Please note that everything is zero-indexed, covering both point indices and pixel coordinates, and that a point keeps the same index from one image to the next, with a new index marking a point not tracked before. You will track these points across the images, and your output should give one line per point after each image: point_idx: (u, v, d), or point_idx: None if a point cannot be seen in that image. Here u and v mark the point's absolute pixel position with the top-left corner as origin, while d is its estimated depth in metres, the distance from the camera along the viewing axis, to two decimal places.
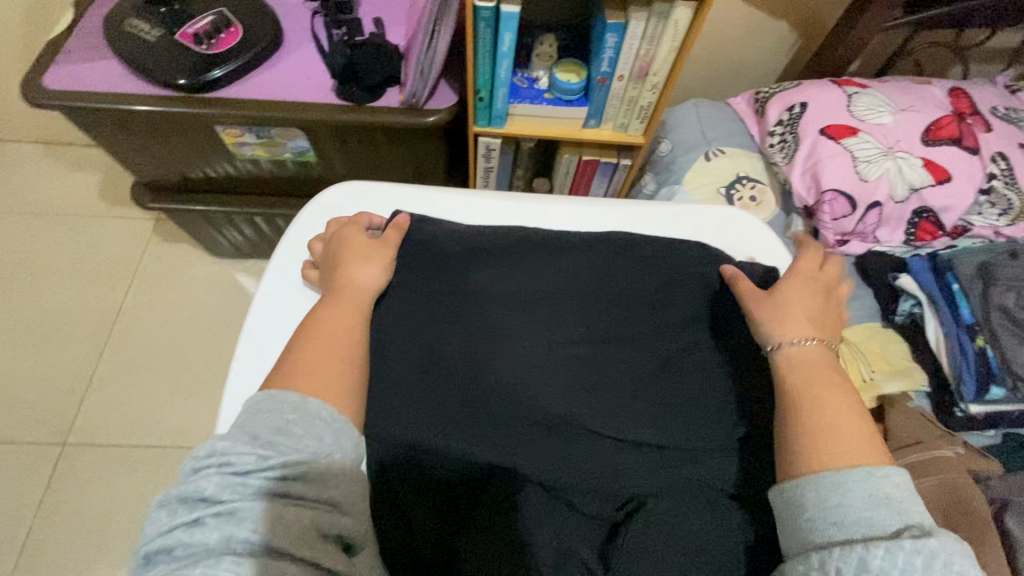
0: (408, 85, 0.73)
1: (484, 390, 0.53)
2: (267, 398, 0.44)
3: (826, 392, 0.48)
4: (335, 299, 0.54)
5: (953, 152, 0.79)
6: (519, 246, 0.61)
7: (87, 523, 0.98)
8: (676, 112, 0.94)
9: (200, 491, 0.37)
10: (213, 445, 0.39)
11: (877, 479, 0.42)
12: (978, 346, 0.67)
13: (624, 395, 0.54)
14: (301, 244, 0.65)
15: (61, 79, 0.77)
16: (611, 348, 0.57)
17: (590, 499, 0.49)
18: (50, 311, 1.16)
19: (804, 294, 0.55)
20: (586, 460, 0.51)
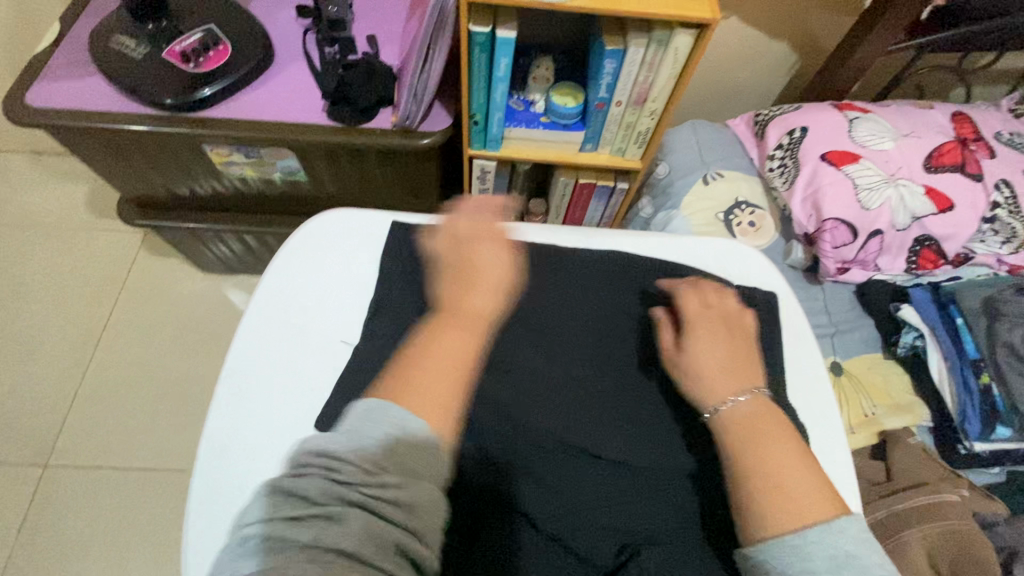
0: (400, 108, 0.71)
1: (483, 415, 0.50)
2: (377, 404, 0.37)
3: (782, 453, 0.42)
4: (449, 323, 0.43)
5: (956, 180, 0.78)
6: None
7: (67, 548, 0.95)
8: (675, 133, 0.93)
9: (304, 489, 0.32)
10: (319, 445, 0.34)
11: (834, 534, 0.38)
12: (982, 382, 0.66)
13: (624, 419, 0.51)
14: (300, 249, 0.58)
15: (43, 95, 0.75)
16: (610, 370, 0.53)
17: (595, 546, 0.45)
18: (34, 327, 1.13)
19: (729, 331, 0.49)
20: (586, 489, 0.47)
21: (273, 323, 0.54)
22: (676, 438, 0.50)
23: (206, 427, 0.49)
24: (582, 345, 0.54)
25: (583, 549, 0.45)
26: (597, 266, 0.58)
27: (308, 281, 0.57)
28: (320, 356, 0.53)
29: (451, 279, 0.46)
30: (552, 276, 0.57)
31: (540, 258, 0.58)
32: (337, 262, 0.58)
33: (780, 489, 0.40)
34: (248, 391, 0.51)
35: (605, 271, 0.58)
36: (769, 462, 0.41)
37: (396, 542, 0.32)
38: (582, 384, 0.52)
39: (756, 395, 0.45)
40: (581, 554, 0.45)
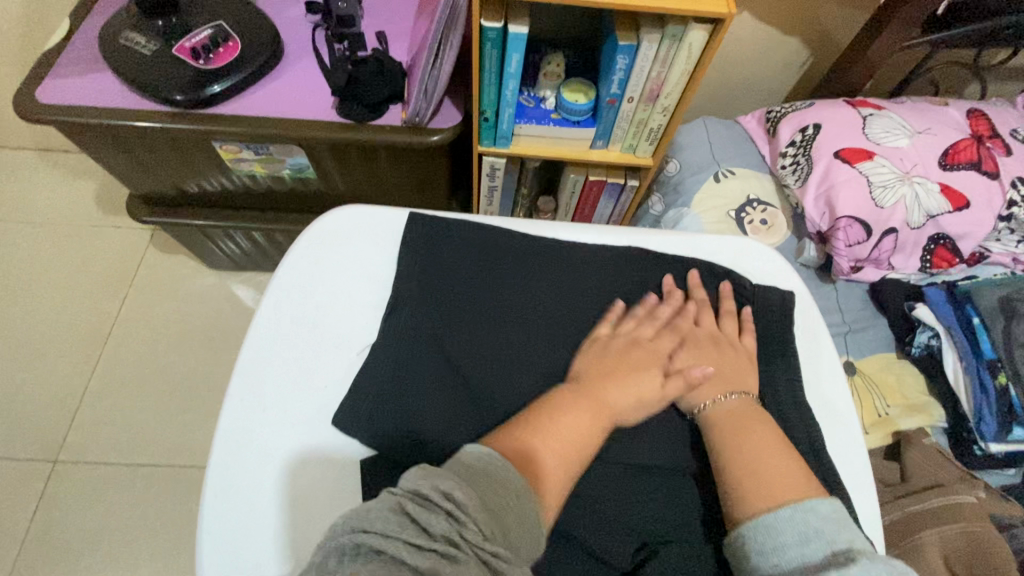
0: (410, 105, 0.71)
1: (494, 411, 0.49)
2: (501, 464, 0.39)
3: (754, 447, 0.45)
4: (588, 401, 0.46)
5: (972, 177, 0.77)
6: (514, 255, 0.56)
7: (77, 543, 0.96)
8: (686, 131, 0.92)
9: (427, 522, 0.33)
10: (455, 488, 0.35)
11: (802, 513, 0.40)
12: (1000, 383, 0.64)
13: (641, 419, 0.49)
14: (313, 246, 0.58)
15: (54, 92, 0.75)
16: None
17: (609, 546, 0.43)
18: (44, 323, 1.14)
19: (702, 339, 0.52)
20: (601, 492, 0.46)
21: (286, 321, 0.54)
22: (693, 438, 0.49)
23: (220, 424, 0.49)
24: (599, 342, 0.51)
25: (597, 548, 0.43)
26: (610, 261, 0.56)
27: (320, 279, 0.56)
28: (334, 354, 0.53)
29: (606, 361, 0.49)
30: (566, 271, 0.55)
31: (553, 255, 0.56)
32: (350, 260, 0.58)
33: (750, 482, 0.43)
34: (262, 388, 0.51)
35: (619, 266, 0.56)
36: (739, 459, 0.44)
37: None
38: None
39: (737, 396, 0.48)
40: (595, 551, 0.43)
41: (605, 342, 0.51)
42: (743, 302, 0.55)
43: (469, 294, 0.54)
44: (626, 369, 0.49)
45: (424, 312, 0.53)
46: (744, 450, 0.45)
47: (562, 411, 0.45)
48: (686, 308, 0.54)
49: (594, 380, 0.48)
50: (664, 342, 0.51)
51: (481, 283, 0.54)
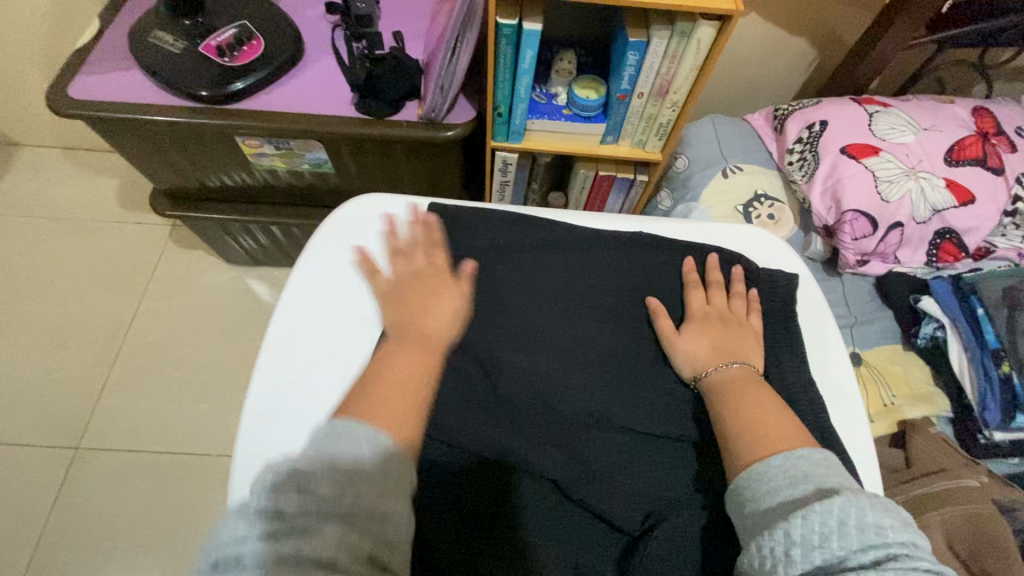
0: (426, 101, 0.73)
1: (512, 387, 0.49)
2: (343, 421, 0.39)
3: (757, 409, 0.45)
4: (406, 344, 0.47)
5: (977, 173, 0.78)
6: (531, 244, 0.57)
7: (98, 527, 0.98)
8: (694, 128, 0.94)
9: (279, 504, 0.32)
10: (289, 463, 0.35)
11: (793, 458, 0.40)
12: (1003, 372, 0.65)
13: (649, 390, 0.50)
14: (333, 236, 0.61)
15: (85, 88, 0.78)
16: (637, 343, 0.52)
17: (621, 511, 0.45)
18: (66, 315, 1.17)
19: (710, 314, 0.53)
20: (607, 457, 0.47)
21: (311, 304, 0.57)
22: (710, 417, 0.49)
23: (250, 399, 0.52)
24: (613, 325, 0.53)
25: (608, 513, 0.44)
26: (622, 246, 0.57)
27: (344, 267, 0.59)
28: (356, 335, 0.55)
29: (407, 306, 0.50)
30: (579, 255, 0.56)
31: (567, 241, 0.57)
32: (369, 247, 0.60)
33: (752, 441, 0.43)
34: (288, 367, 0.53)
35: (631, 251, 0.57)
36: (740, 418, 0.44)
37: (368, 553, 0.33)
38: (614, 358, 0.51)
39: (748, 368, 0.49)
40: (606, 516, 0.44)
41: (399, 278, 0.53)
42: (753, 287, 0.56)
43: (485, 277, 0.55)
44: (425, 297, 0.51)
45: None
46: (743, 410, 0.45)
47: (382, 360, 0.46)
48: (696, 286, 0.55)
49: (397, 319, 0.49)
50: (437, 258, 0.54)
51: (499, 267, 0.55)
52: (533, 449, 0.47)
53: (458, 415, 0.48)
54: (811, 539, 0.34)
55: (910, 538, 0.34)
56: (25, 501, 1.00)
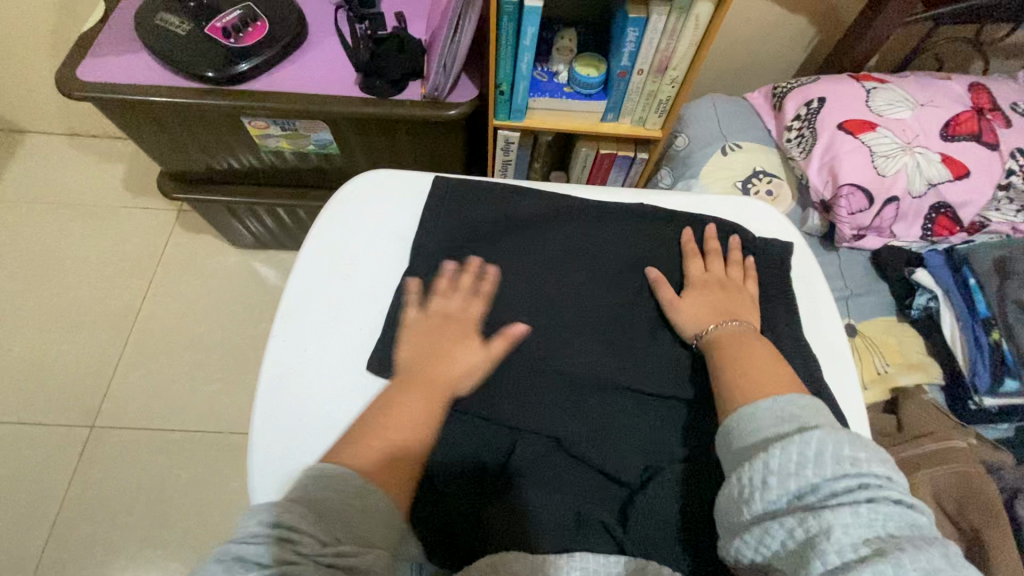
0: (430, 80, 0.75)
1: (519, 351, 0.51)
2: (334, 471, 0.40)
3: (752, 363, 0.47)
4: (409, 389, 0.47)
5: (972, 148, 0.79)
6: (536, 217, 0.59)
7: (114, 502, 1.01)
8: (694, 107, 0.95)
9: (258, 556, 0.33)
10: (275, 512, 0.35)
11: (780, 401, 0.42)
12: (993, 340, 0.68)
13: (649, 354, 0.52)
14: (341, 207, 0.60)
15: (94, 70, 0.80)
16: (638, 311, 0.54)
17: (621, 463, 0.47)
18: (77, 298, 1.19)
19: (707, 279, 0.55)
20: (607, 415, 0.49)
21: (320, 273, 0.57)
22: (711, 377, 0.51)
23: (265, 360, 0.52)
24: (616, 292, 0.55)
25: (608, 467, 0.47)
26: (623, 217, 0.59)
27: (353, 236, 0.59)
28: (364, 303, 0.55)
29: (420, 357, 0.50)
30: (583, 226, 0.58)
31: (571, 213, 0.59)
32: (380, 216, 0.60)
33: (747, 391, 0.45)
34: (302, 329, 0.54)
35: (632, 221, 0.59)
36: (734, 371, 0.46)
37: None
38: (615, 324, 0.53)
39: (748, 326, 0.51)
40: (607, 469, 0.47)
41: (430, 319, 0.53)
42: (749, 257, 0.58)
43: (492, 248, 0.57)
44: (455, 354, 0.50)
45: (450, 264, 0.56)
46: (738, 364, 0.47)
47: (394, 405, 0.46)
48: (694, 255, 0.57)
49: (421, 364, 0.49)
50: (473, 305, 0.53)
51: (505, 239, 0.57)
52: (537, 407, 0.49)
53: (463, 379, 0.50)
54: (788, 467, 0.37)
55: (885, 471, 0.36)
56: (43, 477, 1.03)
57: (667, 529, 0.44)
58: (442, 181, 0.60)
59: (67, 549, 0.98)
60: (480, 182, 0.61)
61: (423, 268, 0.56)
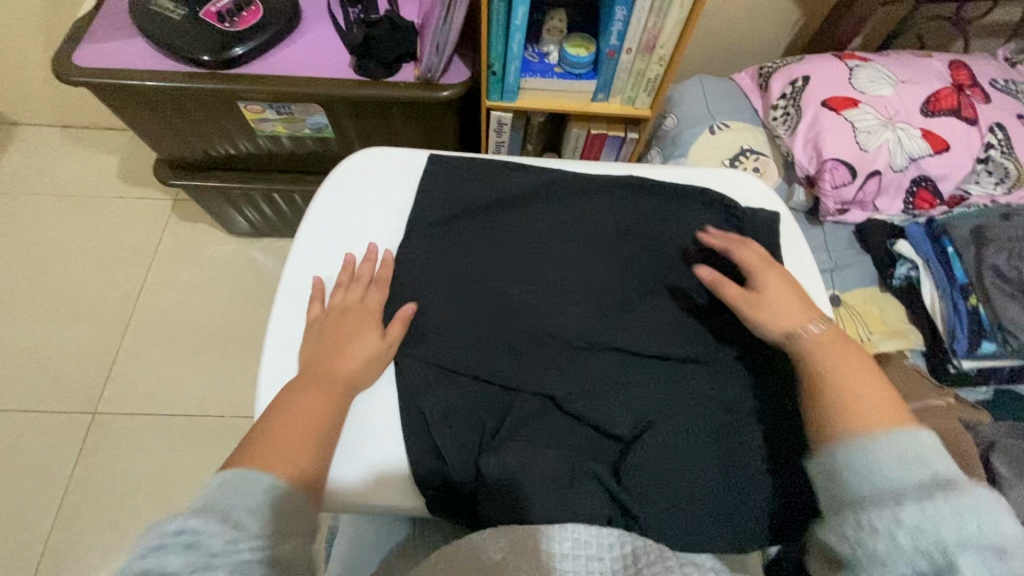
0: (423, 60, 0.76)
1: (516, 317, 0.53)
2: (235, 472, 0.37)
3: (852, 369, 0.46)
4: (309, 382, 0.47)
5: (952, 123, 0.81)
6: (529, 189, 0.60)
7: (118, 485, 1.03)
8: (683, 88, 0.97)
9: (164, 570, 0.30)
10: (178, 520, 0.32)
11: (907, 441, 0.40)
12: (970, 305, 0.71)
13: (640, 317, 0.54)
14: (339, 184, 0.62)
15: (89, 56, 0.81)
16: (629, 278, 0.56)
17: (613, 419, 0.49)
18: (75, 288, 1.20)
19: (778, 276, 0.53)
20: (599, 373, 0.52)
21: (321, 247, 0.58)
22: (700, 339, 0.54)
23: (269, 330, 0.54)
24: (607, 260, 0.57)
25: (600, 422, 0.49)
26: (613, 189, 0.61)
27: (352, 211, 0.60)
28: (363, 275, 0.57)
29: (323, 350, 0.50)
30: (574, 198, 0.60)
31: (564, 185, 0.61)
32: (376, 192, 0.62)
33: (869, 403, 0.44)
34: (304, 301, 0.56)
35: (622, 193, 0.61)
36: (850, 383, 0.45)
37: None
38: (606, 290, 0.55)
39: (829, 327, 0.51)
40: (600, 425, 0.49)
41: (324, 316, 0.53)
42: (735, 227, 0.60)
43: (487, 220, 0.58)
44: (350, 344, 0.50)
45: (447, 235, 0.57)
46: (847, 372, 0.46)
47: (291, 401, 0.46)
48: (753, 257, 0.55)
49: (312, 360, 0.50)
50: (372, 297, 0.54)
51: (498, 211, 0.59)
52: (533, 369, 0.51)
53: (461, 343, 0.52)
54: (924, 529, 0.36)
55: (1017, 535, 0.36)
56: (48, 463, 1.04)
57: (660, 481, 0.47)
58: (437, 157, 0.62)
59: (75, 532, 0.99)
60: (473, 158, 0.63)
61: (423, 239, 0.57)
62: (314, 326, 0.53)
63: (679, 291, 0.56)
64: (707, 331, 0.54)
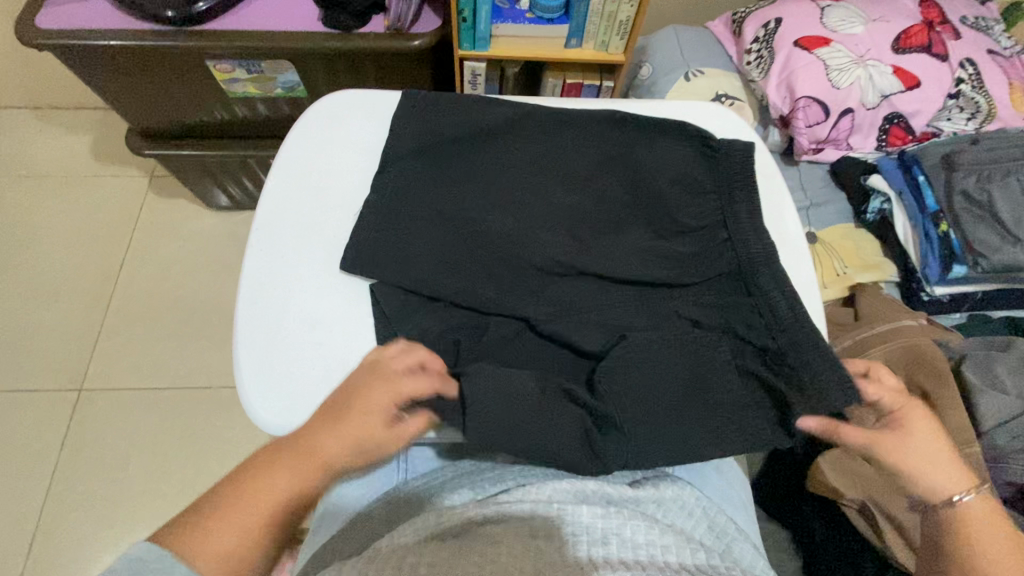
0: (392, 9, 0.74)
1: (492, 245, 0.54)
2: None
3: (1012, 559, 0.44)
4: (290, 453, 0.43)
5: (923, 59, 0.82)
6: (500, 123, 0.59)
7: (109, 459, 1.03)
8: (658, 38, 0.97)
9: None
10: None
11: None
12: (941, 230, 0.72)
13: (614, 243, 0.55)
14: (313, 127, 0.62)
15: (50, 18, 0.79)
16: (604, 204, 0.56)
17: (587, 336, 0.51)
18: (53, 267, 1.19)
19: (922, 417, 0.48)
20: (574, 295, 0.53)
21: (294, 188, 0.58)
22: (675, 262, 0.54)
23: (244, 270, 0.54)
24: (585, 188, 0.56)
25: (576, 340, 0.50)
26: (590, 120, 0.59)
27: (324, 154, 0.60)
28: (338, 214, 0.57)
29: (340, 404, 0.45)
30: (547, 130, 0.59)
31: (537, 118, 0.59)
32: (348, 134, 0.61)
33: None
34: (278, 243, 0.55)
35: (595, 121, 0.59)
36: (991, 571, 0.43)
37: None
38: (583, 218, 0.56)
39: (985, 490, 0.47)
40: (573, 343, 0.50)
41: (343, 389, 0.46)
42: (712, 158, 0.58)
43: (459, 155, 0.58)
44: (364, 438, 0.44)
45: (422, 168, 0.57)
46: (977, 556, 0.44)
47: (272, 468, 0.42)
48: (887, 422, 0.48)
49: (317, 435, 0.44)
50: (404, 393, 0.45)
51: (469, 145, 0.58)
52: (512, 295, 0.52)
53: (440, 273, 0.53)
54: None
55: None
56: (35, 441, 1.04)
57: (633, 394, 0.47)
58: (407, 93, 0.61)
59: (67, 506, 0.99)
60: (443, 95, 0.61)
61: (397, 171, 0.57)
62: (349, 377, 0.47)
63: (654, 216, 0.56)
64: (683, 255, 0.55)
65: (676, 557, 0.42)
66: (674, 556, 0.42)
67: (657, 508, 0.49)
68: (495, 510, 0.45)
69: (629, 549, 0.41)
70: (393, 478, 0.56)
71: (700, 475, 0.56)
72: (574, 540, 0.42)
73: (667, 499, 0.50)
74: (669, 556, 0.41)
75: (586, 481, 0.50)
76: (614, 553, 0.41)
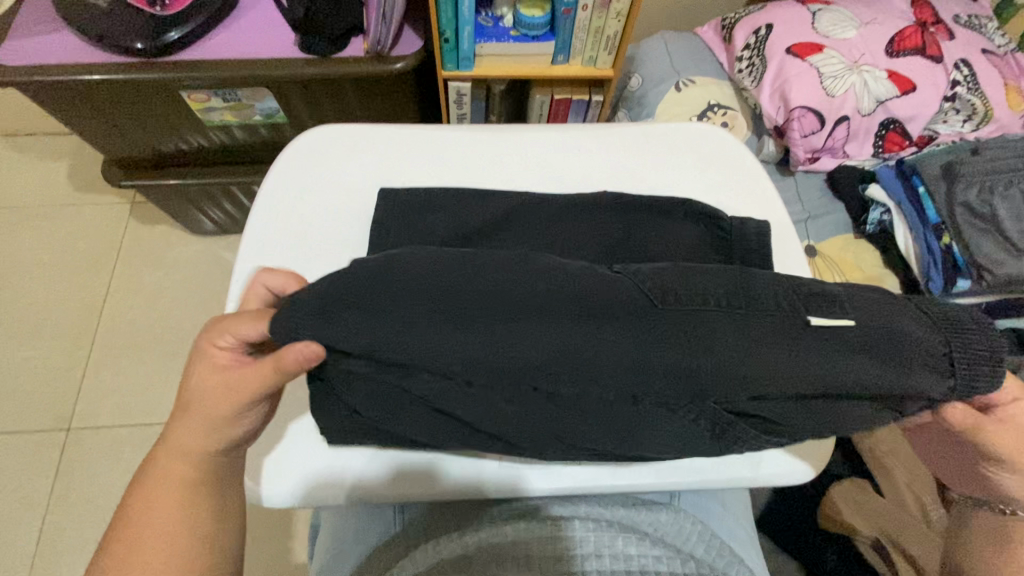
0: (370, 32, 0.71)
1: (471, 439, 0.40)
2: None
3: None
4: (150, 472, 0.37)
5: (918, 62, 0.80)
6: (497, 282, 0.34)
7: (100, 500, 1.00)
8: (646, 46, 0.94)
9: None
10: None
11: None
12: (944, 243, 0.72)
13: (601, 390, 0.33)
14: (291, 167, 0.59)
15: (12, 54, 0.75)
16: (592, 339, 0.33)
17: (528, 435, 0.37)
18: (33, 302, 1.15)
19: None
20: (528, 417, 0.35)
21: (274, 232, 0.55)
22: (687, 394, 0.33)
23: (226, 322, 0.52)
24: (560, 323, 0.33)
25: (514, 419, 0.35)
26: (597, 205, 0.53)
27: (305, 196, 0.57)
28: (322, 261, 0.54)
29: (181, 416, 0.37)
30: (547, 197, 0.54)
31: (529, 201, 0.54)
32: (332, 172, 0.59)
33: None
34: None
35: (606, 210, 0.53)
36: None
37: None
38: (555, 361, 0.33)
39: None
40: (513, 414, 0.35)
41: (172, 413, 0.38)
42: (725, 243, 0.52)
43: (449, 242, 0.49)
44: (216, 418, 0.37)
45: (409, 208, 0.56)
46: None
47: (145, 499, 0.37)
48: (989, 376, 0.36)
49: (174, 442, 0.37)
50: (221, 348, 0.37)
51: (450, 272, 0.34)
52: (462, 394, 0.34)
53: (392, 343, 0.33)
54: None
55: None
56: (24, 485, 1.01)
57: (618, 431, 0.36)
58: (386, 190, 0.55)
59: (59, 552, 0.96)
60: (460, 154, 0.59)
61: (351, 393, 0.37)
62: (197, 386, 0.37)
63: (661, 365, 0.33)
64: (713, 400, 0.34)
65: (667, 567, 0.43)
66: (666, 565, 0.43)
67: (652, 527, 0.49)
68: (493, 530, 0.46)
69: (622, 561, 0.44)
70: (392, 526, 0.52)
71: (705, 507, 0.55)
72: (571, 556, 0.44)
73: (664, 522, 0.50)
74: (661, 565, 0.43)
75: (582, 506, 0.50)
76: (607, 566, 0.44)
